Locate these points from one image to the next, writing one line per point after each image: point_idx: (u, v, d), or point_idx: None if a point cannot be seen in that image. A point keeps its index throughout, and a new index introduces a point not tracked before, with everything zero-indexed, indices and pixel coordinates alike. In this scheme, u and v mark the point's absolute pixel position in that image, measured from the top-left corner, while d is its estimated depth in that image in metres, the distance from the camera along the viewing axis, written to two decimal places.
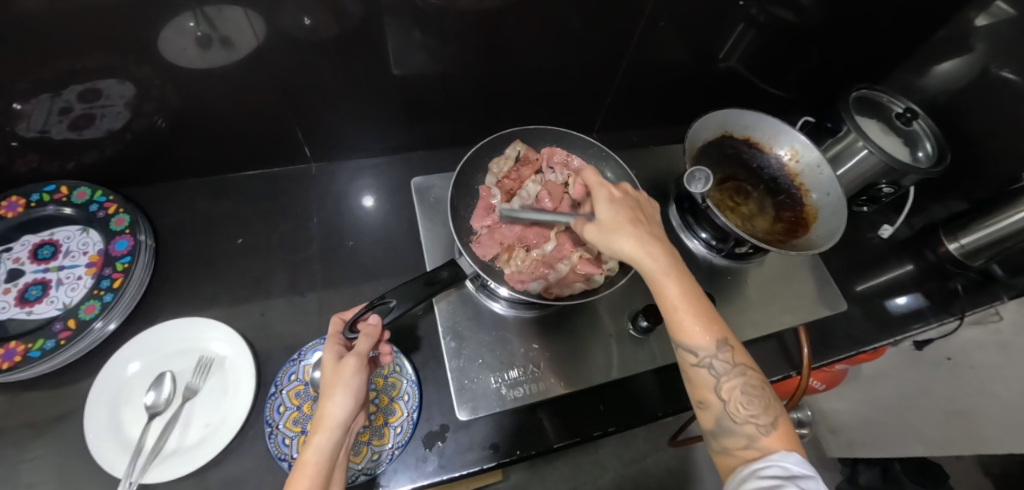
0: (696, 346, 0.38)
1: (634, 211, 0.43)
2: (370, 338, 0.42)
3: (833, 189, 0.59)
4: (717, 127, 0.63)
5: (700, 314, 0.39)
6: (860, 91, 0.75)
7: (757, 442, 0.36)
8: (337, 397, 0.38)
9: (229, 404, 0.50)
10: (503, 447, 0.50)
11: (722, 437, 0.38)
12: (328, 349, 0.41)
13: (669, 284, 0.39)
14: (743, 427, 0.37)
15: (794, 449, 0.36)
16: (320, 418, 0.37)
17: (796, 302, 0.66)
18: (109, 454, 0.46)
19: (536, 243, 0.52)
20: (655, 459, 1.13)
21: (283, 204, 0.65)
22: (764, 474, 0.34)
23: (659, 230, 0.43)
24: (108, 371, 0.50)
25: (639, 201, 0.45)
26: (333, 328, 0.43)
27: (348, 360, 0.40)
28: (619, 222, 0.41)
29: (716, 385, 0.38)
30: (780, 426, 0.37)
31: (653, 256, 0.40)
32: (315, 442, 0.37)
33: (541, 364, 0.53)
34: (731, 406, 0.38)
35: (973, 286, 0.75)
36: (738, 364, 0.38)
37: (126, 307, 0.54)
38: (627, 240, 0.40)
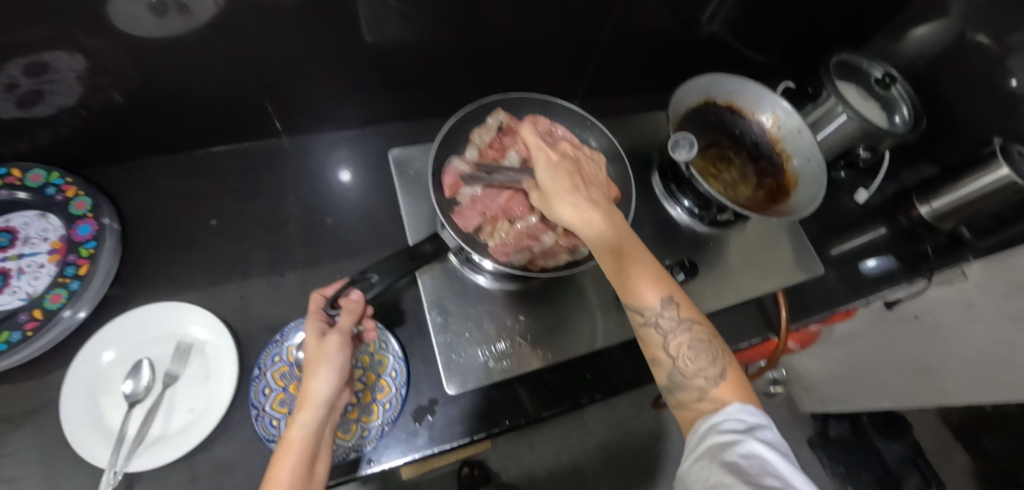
0: (642, 306, 0.38)
1: (573, 173, 0.43)
2: (352, 315, 0.42)
3: (814, 155, 0.58)
4: (699, 93, 0.62)
5: (642, 272, 0.38)
6: (841, 55, 0.75)
7: (710, 395, 0.36)
8: (321, 375, 0.38)
9: (212, 389, 0.50)
10: (492, 418, 0.51)
11: (677, 394, 0.37)
12: (309, 326, 0.41)
13: (608, 247, 0.38)
14: (693, 381, 0.36)
15: (743, 395, 0.35)
16: (304, 396, 0.37)
17: (775, 268, 0.67)
18: (89, 444, 0.45)
19: (520, 214, 0.51)
20: (639, 420, 1.17)
21: (256, 181, 0.63)
22: (723, 427, 0.33)
23: (597, 190, 0.43)
24: (82, 360, 0.48)
25: (579, 160, 0.45)
26: (314, 305, 0.43)
27: (331, 337, 0.40)
28: (558, 184, 0.42)
29: (664, 344, 0.38)
30: (730, 377, 0.36)
31: (591, 222, 0.40)
32: (299, 421, 0.36)
33: (526, 336, 0.54)
34: (681, 362, 0.37)
35: (941, 250, 0.79)
36: (686, 320, 0.38)
37: (96, 294, 0.52)
38: (565, 207, 0.41)
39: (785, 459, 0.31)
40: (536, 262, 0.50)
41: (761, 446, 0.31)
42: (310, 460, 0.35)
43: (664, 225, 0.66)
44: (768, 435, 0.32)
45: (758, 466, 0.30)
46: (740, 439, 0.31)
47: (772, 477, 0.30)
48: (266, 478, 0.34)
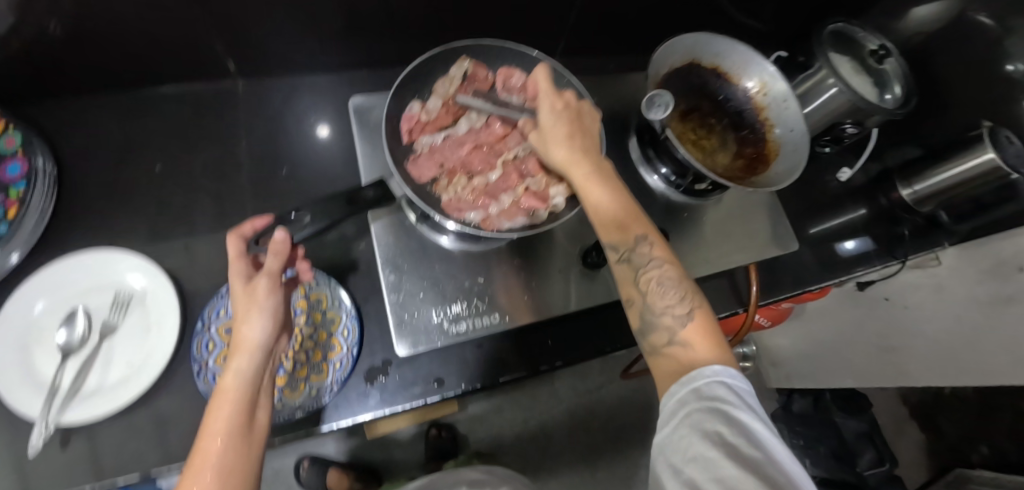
0: (616, 242, 0.40)
1: (573, 123, 0.45)
2: (280, 257, 0.38)
3: (797, 125, 0.56)
4: (686, 53, 0.59)
5: (626, 212, 0.41)
6: (836, 24, 0.72)
7: (678, 337, 0.36)
8: (255, 319, 0.36)
9: (152, 341, 0.48)
10: (447, 382, 0.51)
11: (648, 337, 0.38)
12: (235, 270, 0.38)
13: (591, 186, 0.41)
14: (662, 320, 0.37)
15: (715, 342, 0.35)
16: (237, 343, 0.35)
17: (749, 243, 0.66)
18: (19, 394, 0.43)
19: (480, 170, 0.49)
20: (608, 390, 1.19)
21: (207, 126, 0.59)
22: (706, 394, 0.32)
23: (594, 142, 0.45)
24: (11, 308, 0.46)
25: (583, 113, 0.47)
26: (234, 250, 0.39)
27: (261, 281, 0.38)
28: (556, 132, 0.44)
29: (636, 279, 0.39)
30: (700, 319, 0.37)
31: (580, 164, 0.43)
32: (234, 366, 0.35)
33: (485, 298, 0.52)
34: (652, 298, 0.38)
35: (917, 231, 0.78)
36: (657, 258, 0.39)
37: (25, 241, 0.49)
38: (557, 151, 0.43)
39: (768, 431, 0.30)
40: (490, 222, 0.46)
41: (748, 419, 0.30)
42: (250, 403, 0.35)
43: (636, 192, 0.64)
44: (748, 402, 0.32)
45: (744, 439, 0.29)
46: (724, 406, 0.30)
47: (754, 447, 0.29)
48: (203, 425, 0.33)
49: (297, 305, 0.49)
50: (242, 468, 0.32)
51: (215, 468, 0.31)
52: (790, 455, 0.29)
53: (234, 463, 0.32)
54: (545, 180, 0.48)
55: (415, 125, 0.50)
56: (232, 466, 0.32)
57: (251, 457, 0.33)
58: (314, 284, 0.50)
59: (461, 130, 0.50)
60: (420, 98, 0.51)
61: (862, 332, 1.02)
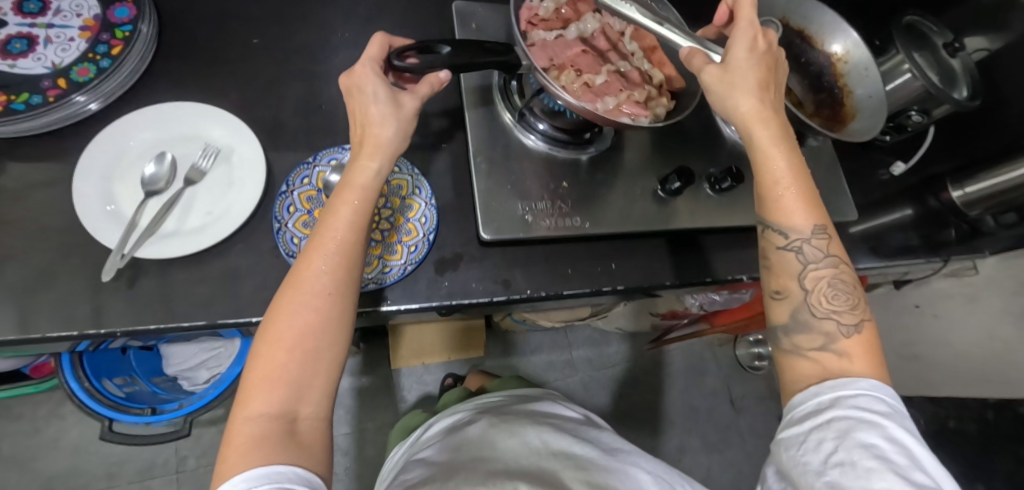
0: (792, 227, 0.38)
1: (766, 74, 0.40)
2: (430, 87, 0.39)
3: (876, 92, 0.58)
4: (775, 11, 0.61)
5: (808, 197, 0.39)
6: (911, 17, 0.74)
7: (837, 345, 0.36)
8: (392, 126, 0.37)
9: (232, 197, 0.48)
10: (514, 285, 0.51)
11: (796, 335, 0.37)
12: (369, 80, 0.37)
13: (776, 157, 0.39)
14: (822, 324, 0.37)
15: (874, 357, 0.35)
16: (369, 140, 0.37)
17: (817, 207, 0.65)
18: (102, 220, 0.44)
19: (585, 71, 0.47)
20: (622, 368, 1.21)
21: (302, 9, 0.58)
22: (857, 404, 0.31)
23: (778, 105, 0.41)
24: (103, 140, 0.46)
25: (778, 63, 0.42)
26: (375, 52, 0.39)
27: (405, 101, 0.38)
28: (750, 78, 0.39)
29: (801, 271, 0.38)
30: (865, 334, 0.36)
31: (766, 126, 0.40)
32: (367, 166, 0.36)
33: (568, 202, 0.52)
34: (815, 298, 0.38)
35: (962, 237, 0.80)
36: (830, 255, 0.38)
37: (123, 82, 0.49)
38: (745, 101, 0.39)
39: (920, 448, 0.30)
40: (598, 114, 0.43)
41: (901, 433, 0.30)
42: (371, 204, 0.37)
43: None
44: (903, 423, 0.31)
45: (898, 453, 0.29)
46: (880, 420, 0.30)
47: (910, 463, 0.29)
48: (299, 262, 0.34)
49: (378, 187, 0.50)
50: (353, 260, 0.35)
51: (338, 251, 0.34)
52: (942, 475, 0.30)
53: (352, 253, 0.35)
54: (646, 94, 0.47)
55: (526, 21, 0.48)
56: (349, 254, 0.35)
57: (335, 324, 0.33)
58: (397, 171, 0.51)
59: (569, 34, 0.49)
60: None
61: (894, 337, 1.06)
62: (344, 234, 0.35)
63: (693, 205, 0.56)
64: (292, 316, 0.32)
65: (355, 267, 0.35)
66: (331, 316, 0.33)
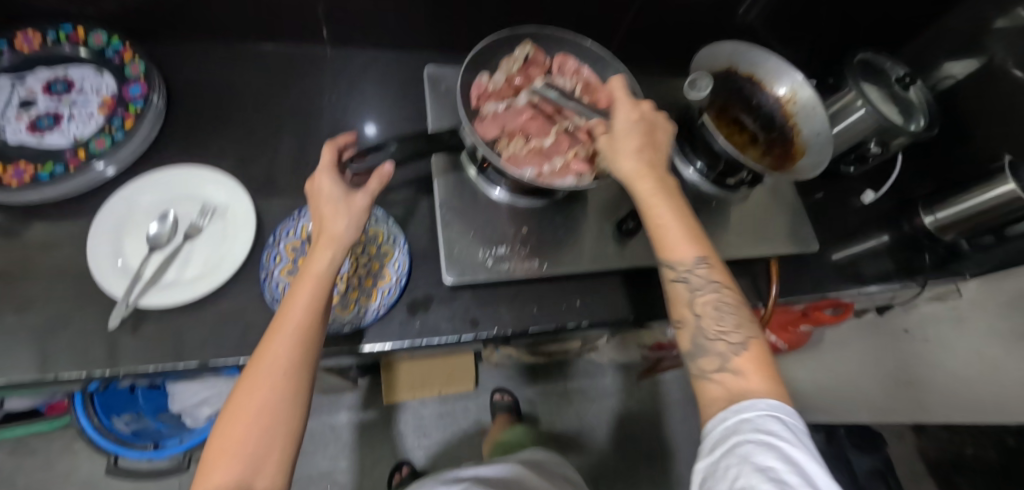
0: (675, 261, 0.43)
1: (644, 135, 0.48)
2: (380, 181, 0.42)
3: (823, 130, 0.61)
4: (722, 59, 0.65)
5: (686, 232, 0.44)
6: (864, 55, 0.78)
7: (730, 365, 0.40)
8: (344, 219, 0.40)
9: (225, 249, 0.53)
10: (481, 323, 0.55)
11: (698, 360, 0.41)
12: (325, 180, 0.41)
13: (656, 203, 0.45)
14: (715, 345, 0.41)
15: (764, 371, 0.39)
16: (323, 234, 0.40)
17: (776, 239, 0.68)
18: (109, 274, 0.49)
19: (536, 134, 0.52)
20: (618, 400, 1.20)
21: (295, 79, 0.65)
22: (755, 426, 0.34)
23: (660, 159, 0.48)
24: (113, 202, 0.52)
25: (656, 125, 0.50)
26: (327, 158, 0.43)
27: (357, 197, 0.41)
28: (627, 140, 0.47)
29: (691, 300, 0.43)
30: (754, 350, 0.40)
31: (643, 178, 0.45)
32: (322, 255, 0.39)
33: (527, 246, 0.55)
34: (707, 323, 0.42)
35: (938, 261, 0.81)
36: (715, 282, 0.42)
37: (135, 150, 0.56)
38: (626, 161, 0.46)
39: (818, 468, 0.32)
40: (543, 178, 0.49)
41: (797, 452, 0.32)
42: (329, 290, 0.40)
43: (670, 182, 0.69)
44: (801, 442, 0.33)
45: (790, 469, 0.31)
46: (770, 439, 0.33)
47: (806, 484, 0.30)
48: (267, 338, 0.37)
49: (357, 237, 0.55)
50: (311, 342, 0.38)
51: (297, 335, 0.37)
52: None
53: (309, 336, 0.37)
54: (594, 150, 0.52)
55: (480, 93, 0.54)
56: (308, 338, 0.37)
57: (297, 394, 0.36)
58: (374, 221, 0.56)
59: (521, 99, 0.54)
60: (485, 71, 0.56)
61: (883, 363, 1.01)
62: (300, 317, 0.38)
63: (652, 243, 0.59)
64: (260, 392, 0.35)
65: (314, 347, 0.38)
66: (285, 395, 0.35)
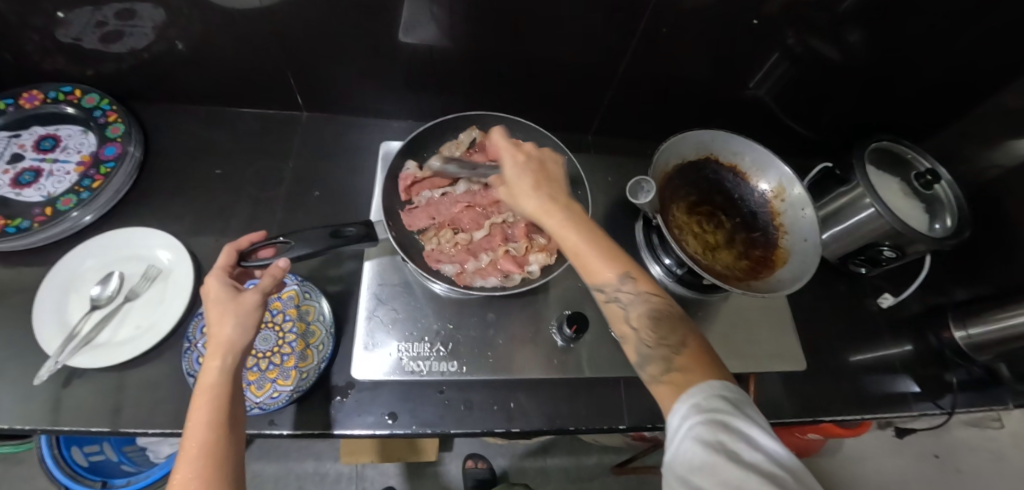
0: (601, 283, 0.39)
1: (537, 173, 0.45)
2: (274, 278, 0.42)
3: (812, 236, 0.56)
4: (701, 147, 0.60)
5: (600, 252, 0.40)
6: (881, 141, 0.68)
7: (675, 364, 0.36)
8: (231, 322, 0.38)
9: (160, 313, 0.54)
10: (400, 418, 0.51)
11: (646, 367, 0.37)
12: (214, 284, 0.40)
13: (568, 234, 0.41)
14: (657, 352, 0.37)
15: (709, 364, 0.35)
16: (212, 342, 0.38)
17: (751, 350, 0.62)
18: (48, 331, 0.51)
19: (467, 227, 0.57)
20: (601, 483, 1.10)
21: (269, 144, 0.69)
22: (704, 402, 0.32)
23: (561, 189, 0.45)
24: (68, 258, 0.55)
25: (544, 160, 0.47)
26: (223, 260, 0.42)
27: (247, 296, 0.40)
28: (523, 181, 0.44)
29: (626, 315, 0.39)
30: (693, 347, 0.37)
31: (551, 214, 0.42)
32: (212, 366, 0.37)
33: (450, 344, 0.54)
34: (643, 333, 0.38)
35: (974, 382, 0.68)
36: (643, 292, 0.39)
37: (102, 207, 0.59)
38: (528, 200, 0.43)
39: (768, 434, 0.30)
40: (463, 277, 0.53)
41: (747, 421, 0.30)
42: (230, 399, 0.37)
43: None
44: (748, 410, 0.31)
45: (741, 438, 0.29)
46: (721, 410, 0.31)
47: (757, 451, 0.29)
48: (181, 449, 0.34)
49: (287, 312, 0.54)
50: (224, 458, 0.34)
51: (205, 458, 0.33)
52: (792, 458, 0.29)
53: (220, 451, 0.34)
54: (525, 248, 0.55)
55: (410, 184, 0.58)
56: (217, 455, 0.34)
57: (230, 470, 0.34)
58: (307, 296, 0.55)
59: (458, 190, 0.58)
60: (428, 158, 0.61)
61: None
62: (204, 437, 0.34)
63: (596, 348, 0.57)
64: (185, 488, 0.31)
65: (229, 464, 0.34)
66: None
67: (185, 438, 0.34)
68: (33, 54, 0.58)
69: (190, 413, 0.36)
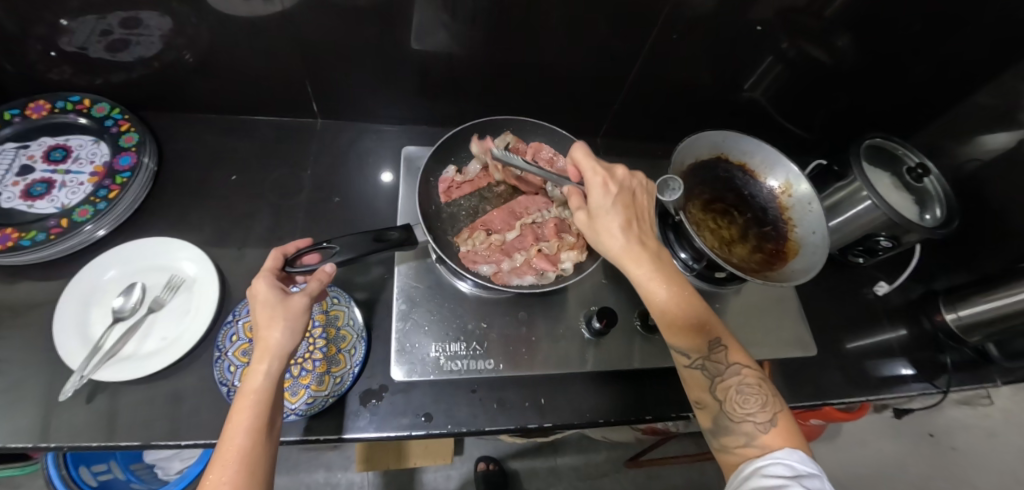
0: (689, 350, 0.44)
1: (628, 207, 0.46)
2: (320, 282, 0.43)
3: (819, 228, 0.60)
4: (714, 147, 0.64)
5: (693, 316, 0.44)
6: (875, 139, 0.72)
7: (757, 441, 0.40)
8: (279, 327, 0.39)
9: (187, 323, 0.54)
10: (435, 419, 0.51)
11: (724, 437, 0.42)
12: (263, 286, 0.41)
13: (655, 287, 0.43)
14: (742, 426, 0.41)
15: (796, 444, 0.40)
16: (260, 347, 0.38)
17: (763, 339, 0.65)
18: (71, 346, 0.50)
19: (499, 229, 0.59)
20: (612, 479, 1.12)
21: (285, 152, 0.70)
22: (766, 472, 0.37)
23: (649, 228, 0.47)
24: (88, 271, 0.54)
25: (633, 191, 0.48)
26: (271, 264, 0.43)
27: (295, 299, 0.40)
28: (614, 218, 0.45)
29: (710, 385, 0.43)
30: (779, 424, 0.41)
31: (637, 262, 0.44)
32: (258, 370, 0.37)
33: (484, 344, 0.55)
34: (728, 404, 0.43)
35: (966, 363, 0.72)
36: (731, 365, 0.43)
37: (118, 217, 0.58)
38: (615, 240, 0.44)
39: None
40: (501, 276, 0.55)
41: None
42: (271, 406, 0.37)
43: None
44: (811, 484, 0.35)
45: None
46: (785, 481, 0.36)
47: None
48: (216, 449, 0.34)
49: (316, 318, 0.54)
50: (259, 467, 0.35)
51: (240, 467, 0.34)
52: None
53: (255, 460, 0.35)
54: (556, 247, 0.58)
55: (449, 186, 0.61)
56: (253, 461, 0.34)
57: (261, 476, 0.35)
58: (335, 301, 0.55)
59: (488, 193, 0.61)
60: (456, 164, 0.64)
61: None
62: (242, 442, 0.35)
63: (620, 343, 0.58)
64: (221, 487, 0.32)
65: (259, 473, 0.35)
66: None
67: (222, 441, 0.35)
68: (40, 64, 0.57)
69: (230, 416, 0.36)
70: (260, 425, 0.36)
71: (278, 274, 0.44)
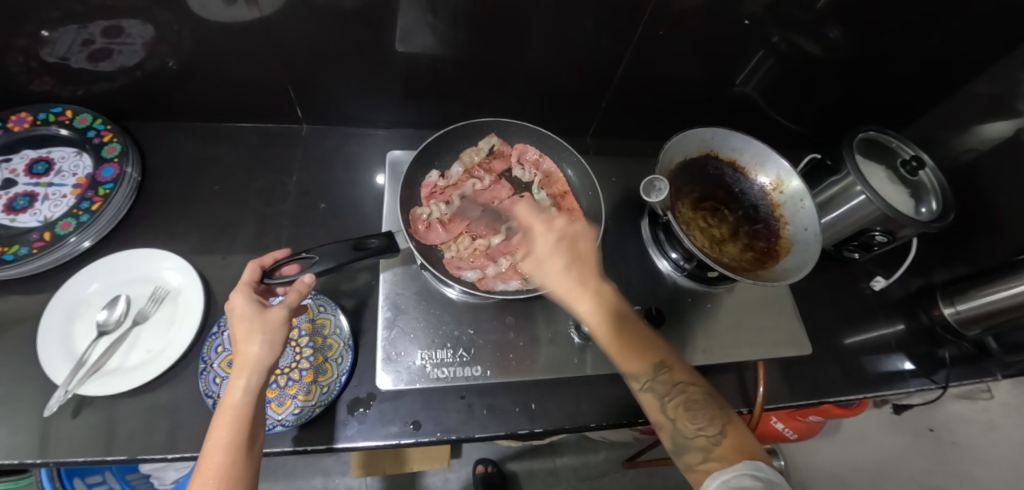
0: (636, 373, 0.44)
1: (570, 250, 0.48)
2: (299, 294, 0.42)
3: (811, 225, 0.59)
4: (702, 145, 0.63)
5: (635, 342, 0.45)
6: (869, 132, 0.71)
7: (714, 454, 0.41)
8: (258, 340, 0.38)
9: (172, 335, 0.53)
10: (424, 426, 0.51)
11: (684, 455, 0.42)
12: (240, 300, 0.40)
13: (598, 322, 0.45)
14: (696, 442, 0.42)
15: (751, 455, 0.40)
16: (238, 361, 0.37)
17: (757, 337, 0.64)
18: (54, 361, 0.49)
19: (484, 234, 0.59)
20: (611, 479, 1.12)
21: (271, 159, 0.69)
22: (736, 482, 0.38)
23: (590, 266, 0.48)
24: (71, 284, 0.53)
25: (575, 236, 0.49)
26: (247, 277, 0.43)
27: (273, 312, 0.40)
28: (556, 262, 0.47)
29: (662, 406, 0.43)
30: (730, 434, 0.42)
31: (578, 299, 0.45)
32: (236, 385, 0.37)
33: (472, 350, 0.55)
34: (681, 422, 0.43)
35: (966, 357, 0.71)
36: (677, 383, 0.44)
37: (101, 229, 0.58)
38: (558, 280, 0.46)
39: None
40: (486, 281, 0.56)
41: None
42: (251, 420, 0.37)
43: (645, 271, 0.67)
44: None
45: None
46: None
47: None
48: (196, 468, 0.34)
49: (303, 327, 0.53)
50: (239, 484, 0.34)
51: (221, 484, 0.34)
52: None
53: (235, 477, 0.34)
54: None
55: (433, 190, 0.61)
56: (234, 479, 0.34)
57: None
58: (321, 310, 0.55)
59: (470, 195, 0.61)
60: (441, 168, 0.64)
61: None
62: (221, 460, 0.34)
63: None
64: None
65: None
66: None
67: (202, 459, 0.34)
68: (21, 76, 0.56)
69: (210, 433, 0.36)
70: (239, 442, 0.35)
71: (256, 286, 0.44)
